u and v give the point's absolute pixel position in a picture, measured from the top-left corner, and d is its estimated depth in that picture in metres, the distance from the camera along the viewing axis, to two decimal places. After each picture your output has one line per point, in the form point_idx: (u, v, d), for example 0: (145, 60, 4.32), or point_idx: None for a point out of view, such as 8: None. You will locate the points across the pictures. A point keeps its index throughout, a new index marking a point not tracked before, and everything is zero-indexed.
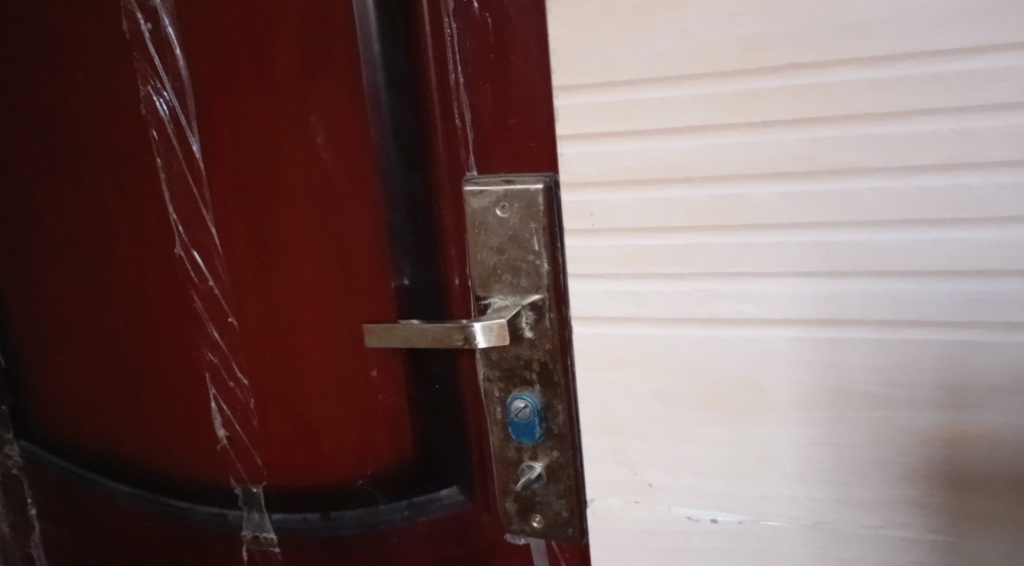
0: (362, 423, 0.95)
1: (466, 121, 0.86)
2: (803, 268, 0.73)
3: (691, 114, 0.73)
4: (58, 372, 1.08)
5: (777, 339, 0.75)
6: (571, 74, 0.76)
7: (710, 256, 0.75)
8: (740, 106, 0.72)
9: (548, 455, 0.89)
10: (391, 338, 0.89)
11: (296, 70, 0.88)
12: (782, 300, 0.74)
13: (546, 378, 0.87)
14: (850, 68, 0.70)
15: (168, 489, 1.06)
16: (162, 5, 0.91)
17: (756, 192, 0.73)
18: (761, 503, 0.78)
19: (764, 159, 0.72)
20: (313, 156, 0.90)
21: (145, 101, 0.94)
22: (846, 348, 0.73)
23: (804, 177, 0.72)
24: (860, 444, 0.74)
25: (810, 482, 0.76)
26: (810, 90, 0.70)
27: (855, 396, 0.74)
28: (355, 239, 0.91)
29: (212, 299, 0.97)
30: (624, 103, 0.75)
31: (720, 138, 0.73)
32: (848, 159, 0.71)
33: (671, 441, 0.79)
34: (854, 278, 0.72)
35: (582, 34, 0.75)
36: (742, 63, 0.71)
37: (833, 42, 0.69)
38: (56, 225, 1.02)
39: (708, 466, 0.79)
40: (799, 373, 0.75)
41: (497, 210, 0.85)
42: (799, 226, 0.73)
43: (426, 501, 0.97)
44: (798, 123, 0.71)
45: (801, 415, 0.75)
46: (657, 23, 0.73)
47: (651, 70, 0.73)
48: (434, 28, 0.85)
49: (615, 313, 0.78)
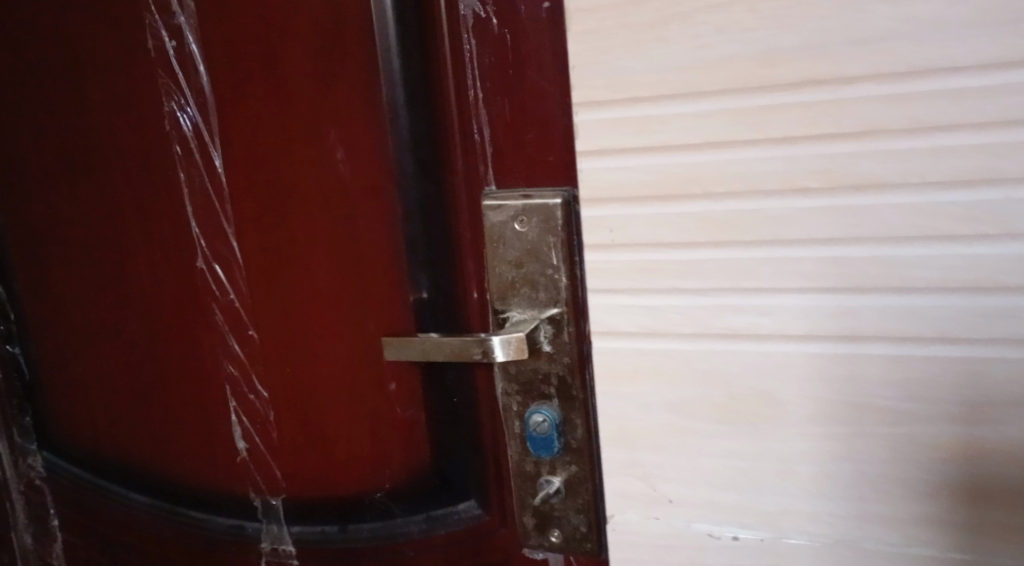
0: (378, 435, 0.96)
1: (484, 135, 0.86)
2: (820, 283, 0.73)
3: (707, 127, 0.73)
4: (79, 385, 1.08)
5: (792, 354, 0.74)
6: (587, 89, 0.76)
7: (727, 270, 0.75)
8: (754, 120, 0.72)
9: (566, 469, 0.89)
10: (410, 349, 0.90)
11: (315, 85, 0.89)
12: (797, 315, 0.74)
13: (564, 392, 0.87)
14: (866, 83, 0.69)
15: (187, 499, 1.06)
16: (186, 21, 0.92)
17: (773, 205, 0.73)
18: (780, 519, 0.78)
19: (780, 173, 0.72)
20: (331, 168, 0.90)
21: (168, 116, 0.95)
22: (864, 362, 0.73)
23: (821, 192, 0.72)
24: (878, 459, 0.74)
25: (829, 497, 0.76)
26: (827, 105, 0.70)
27: (873, 412, 0.73)
28: (373, 251, 0.91)
29: (232, 311, 0.98)
30: (639, 117, 0.75)
31: (735, 151, 0.73)
32: (864, 173, 0.70)
33: (687, 456, 0.79)
34: (871, 293, 0.72)
35: (597, 48, 0.75)
36: (757, 77, 0.71)
37: (849, 57, 0.69)
38: (78, 238, 1.03)
39: (724, 481, 0.78)
40: (817, 388, 0.74)
41: (515, 224, 0.86)
42: (816, 241, 0.72)
43: (443, 515, 0.97)
44: (813, 137, 0.71)
45: (820, 430, 0.75)
46: (672, 37, 0.73)
47: (667, 84, 0.74)
48: (452, 43, 0.85)
49: (631, 326, 0.78)
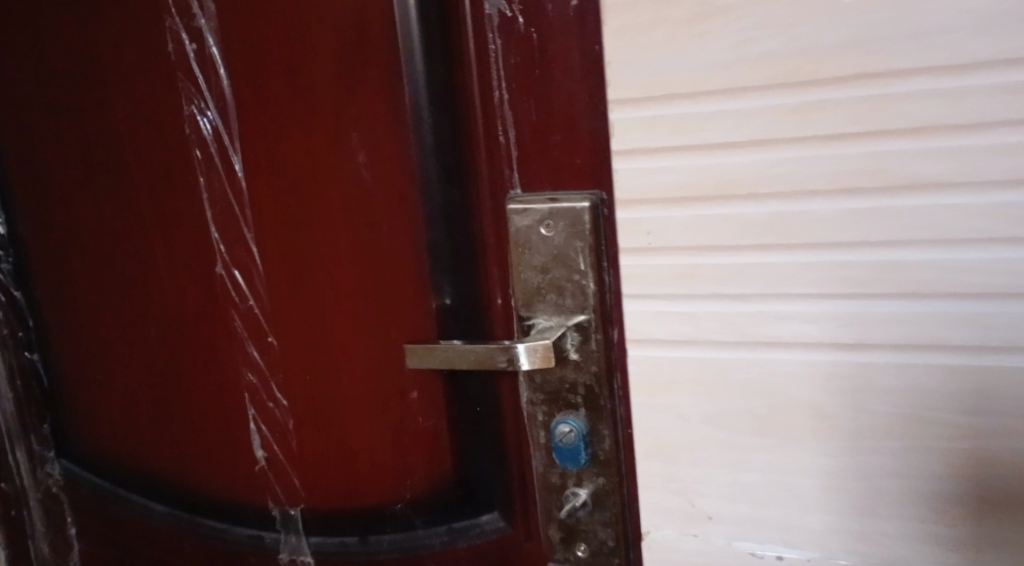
0: (400, 446, 0.93)
1: (510, 137, 0.83)
2: (871, 288, 0.70)
3: (751, 125, 0.70)
4: (98, 393, 1.06)
5: (842, 364, 0.71)
6: (625, 88, 0.73)
7: (771, 275, 0.72)
8: (803, 117, 0.69)
9: (593, 481, 0.86)
10: (433, 357, 0.87)
11: (337, 88, 0.87)
12: (844, 322, 0.71)
13: (591, 401, 0.84)
14: (921, 78, 0.66)
15: (205, 510, 1.04)
16: (206, 24, 0.90)
17: (820, 206, 0.70)
18: (828, 538, 0.74)
19: (827, 173, 0.69)
20: (353, 174, 0.88)
21: (188, 120, 0.93)
22: (921, 373, 0.70)
23: (872, 193, 0.69)
24: (935, 476, 0.71)
25: (882, 516, 0.73)
26: (879, 101, 0.67)
27: (929, 425, 0.70)
28: (395, 257, 0.89)
29: (252, 318, 0.95)
30: (681, 115, 0.72)
31: (781, 151, 0.70)
32: (918, 173, 0.67)
33: (727, 472, 0.76)
34: (926, 299, 0.69)
35: (637, 43, 0.72)
36: (804, 73, 0.68)
37: (903, 50, 0.66)
38: (96, 244, 1.01)
39: (766, 498, 0.75)
40: (870, 400, 0.71)
41: (541, 228, 0.83)
42: (867, 244, 0.69)
43: (465, 527, 0.93)
44: (864, 134, 0.68)
45: (872, 446, 0.72)
46: (715, 30, 0.70)
47: (710, 80, 0.71)
48: (477, 45, 0.83)
49: (670, 335, 0.75)
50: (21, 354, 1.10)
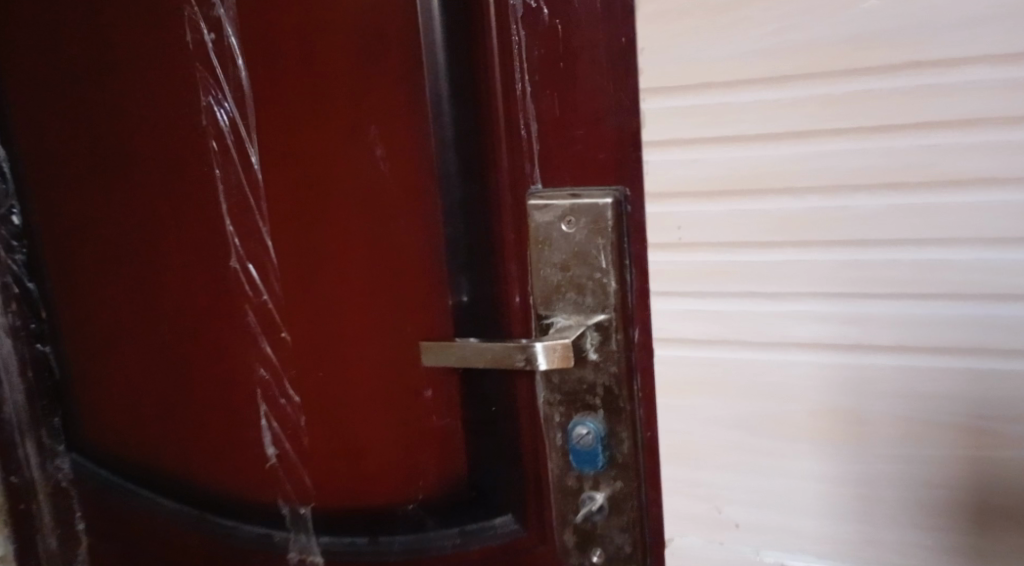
0: (413, 446, 0.91)
1: (531, 132, 0.81)
2: (915, 286, 0.69)
3: (794, 117, 0.69)
4: (109, 387, 1.05)
5: (882, 367, 0.71)
6: (665, 77, 0.72)
7: (811, 272, 0.71)
8: (848, 109, 0.68)
9: (611, 485, 0.83)
10: (448, 355, 0.85)
11: (356, 79, 0.85)
12: (887, 323, 0.70)
13: (611, 403, 0.82)
14: (972, 68, 0.66)
15: (215, 507, 1.02)
16: (225, 14, 0.88)
17: (865, 201, 0.69)
18: (861, 546, 0.74)
19: (872, 166, 0.68)
20: (371, 167, 0.86)
21: (205, 111, 0.91)
22: (966, 380, 0.69)
23: (918, 187, 0.68)
24: (978, 484, 0.70)
25: (919, 524, 0.72)
26: (928, 91, 0.66)
27: (972, 433, 0.69)
28: (412, 252, 0.87)
29: (265, 313, 0.93)
30: (722, 106, 0.71)
31: (824, 143, 0.69)
32: (966, 167, 0.67)
33: (759, 476, 0.75)
34: (975, 300, 0.68)
35: (679, 31, 0.71)
36: (849, 61, 0.68)
37: (955, 38, 0.65)
38: (109, 235, 0.99)
39: (799, 505, 0.75)
40: (908, 405, 0.70)
41: (562, 225, 0.81)
42: (912, 240, 0.69)
43: (479, 529, 0.91)
44: (911, 126, 0.67)
45: (911, 453, 0.71)
46: (761, 18, 0.69)
47: (755, 71, 0.70)
48: (500, 37, 0.80)
49: (701, 335, 0.75)
50: (33, 347, 1.08)
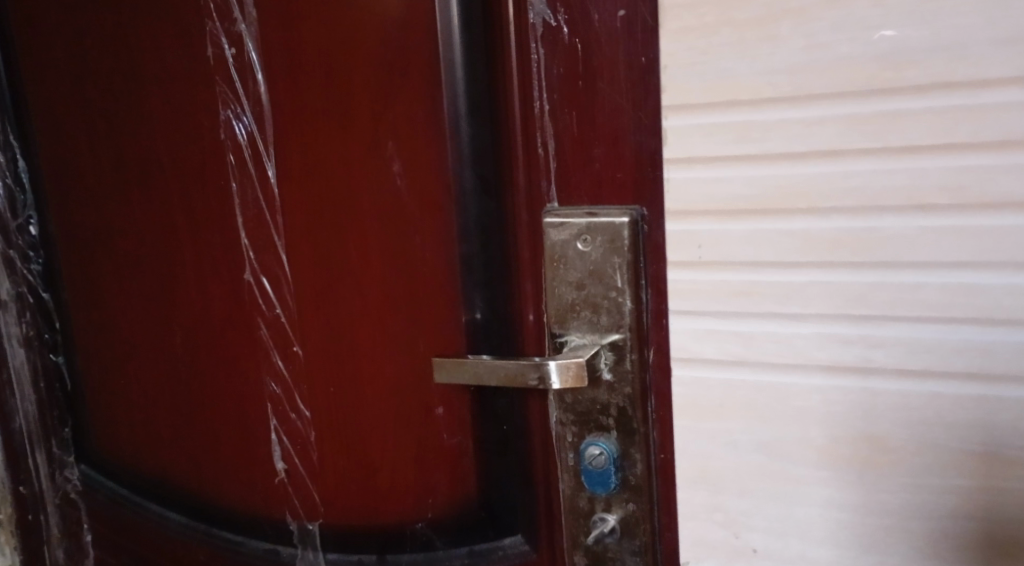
0: (424, 464, 0.90)
1: (549, 150, 0.80)
2: (941, 309, 0.68)
3: (819, 137, 0.69)
4: (120, 399, 1.04)
5: (909, 394, 0.70)
6: (689, 95, 0.72)
7: (835, 293, 0.70)
8: (876, 129, 0.68)
9: (623, 507, 0.82)
10: (462, 372, 0.84)
11: (375, 95, 0.84)
12: (913, 348, 0.69)
13: (624, 424, 0.81)
14: (1006, 89, 0.65)
15: (222, 520, 1.01)
16: (247, 29, 0.88)
17: (891, 222, 0.68)
18: None
19: (899, 187, 0.68)
20: (388, 183, 0.85)
21: (224, 125, 0.91)
22: (995, 406, 0.68)
23: (947, 210, 0.67)
24: (1004, 514, 0.69)
25: (941, 553, 0.71)
26: (960, 111, 0.66)
27: (1000, 460, 0.68)
28: (427, 268, 0.86)
29: (278, 327, 0.93)
30: (748, 124, 0.71)
31: (851, 163, 0.69)
32: (1000, 190, 0.66)
33: (780, 504, 0.74)
34: (1006, 326, 0.67)
35: (705, 49, 0.71)
36: (879, 79, 0.67)
37: (989, 58, 0.65)
38: (124, 246, 0.98)
39: (820, 534, 0.74)
40: (933, 431, 0.69)
41: (578, 243, 0.80)
42: (940, 264, 0.68)
43: (488, 550, 0.90)
44: (939, 147, 0.67)
45: (935, 481, 0.70)
46: (789, 36, 0.69)
47: (782, 90, 0.69)
48: (519, 56, 0.80)
49: (721, 355, 0.74)
50: (46, 357, 1.07)
